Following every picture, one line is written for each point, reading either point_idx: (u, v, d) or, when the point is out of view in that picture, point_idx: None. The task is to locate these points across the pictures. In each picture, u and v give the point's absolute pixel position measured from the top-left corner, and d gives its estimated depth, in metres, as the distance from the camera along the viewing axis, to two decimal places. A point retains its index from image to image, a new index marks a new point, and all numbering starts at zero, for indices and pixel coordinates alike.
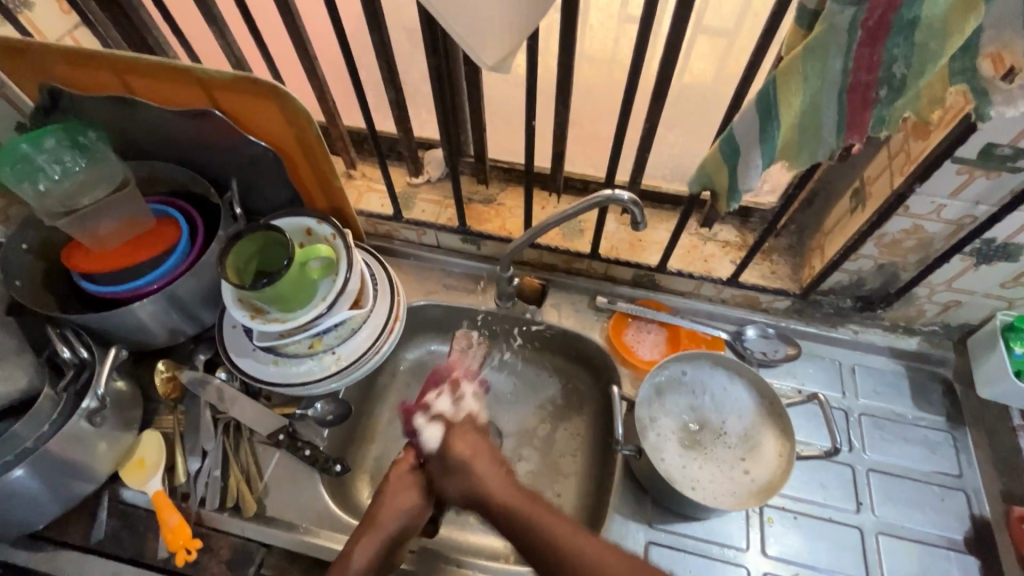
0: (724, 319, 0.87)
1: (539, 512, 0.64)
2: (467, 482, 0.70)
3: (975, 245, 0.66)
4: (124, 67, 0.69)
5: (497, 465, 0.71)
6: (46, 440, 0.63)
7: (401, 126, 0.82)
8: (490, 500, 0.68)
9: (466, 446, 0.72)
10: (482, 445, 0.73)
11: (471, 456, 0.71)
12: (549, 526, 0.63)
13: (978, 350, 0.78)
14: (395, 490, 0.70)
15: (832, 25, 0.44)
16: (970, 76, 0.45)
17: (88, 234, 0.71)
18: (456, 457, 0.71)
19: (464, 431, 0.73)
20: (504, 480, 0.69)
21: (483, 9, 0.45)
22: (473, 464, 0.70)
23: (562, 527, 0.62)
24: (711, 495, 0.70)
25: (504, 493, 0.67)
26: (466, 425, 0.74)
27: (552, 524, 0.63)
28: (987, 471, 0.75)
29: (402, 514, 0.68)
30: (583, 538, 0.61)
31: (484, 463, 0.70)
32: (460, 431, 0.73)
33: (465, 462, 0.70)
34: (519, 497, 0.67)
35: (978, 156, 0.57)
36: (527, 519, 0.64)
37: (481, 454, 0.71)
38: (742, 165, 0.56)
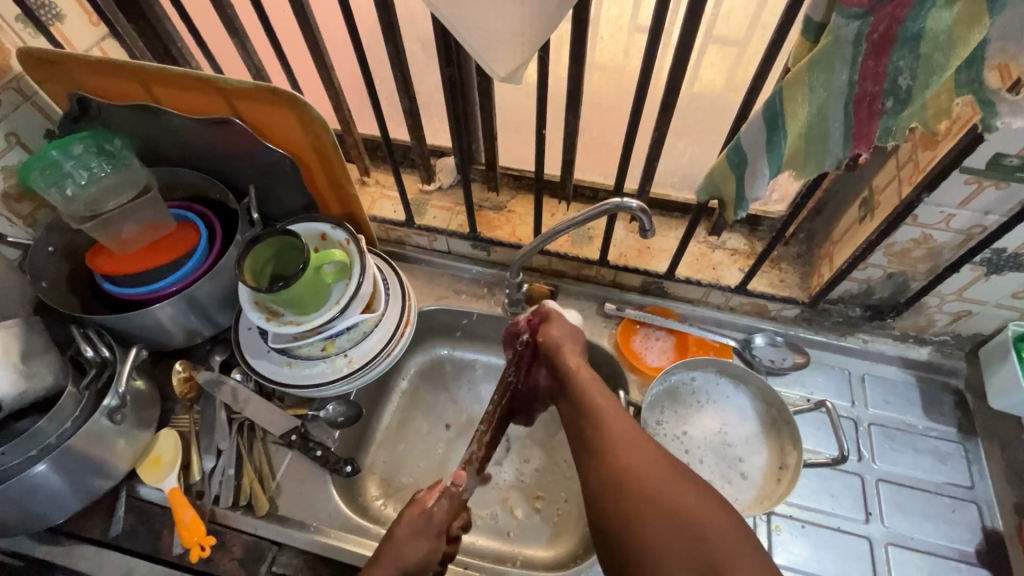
0: (732, 327, 0.87)
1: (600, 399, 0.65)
2: (551, 356, 0.72)
3: (985, 255, 0.66)
4: (149, 76, 0.71)
5: (580, 355, 0.72)
6: (67, 437, 0.65)
7: (414, 134, 0.84)
8: (564, 370, 0.70)
9: (555, 332, 0.74)
10: (574, 334, 0.75)
11: (568, 338, 0.74)
12: (603, 409, 0.64)
13: (990, 361, 0.77)
14: (401, 534, 0.62)
15: (838, 38, 0.45)
16: (975, 87, 0.45)
17: (112, 237, 0.74)
18: (553, 336, 0.74)
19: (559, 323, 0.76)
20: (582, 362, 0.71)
21: (495, 21, 0.47)
22: (563, 340, 0.73)
23: (613, 417, 0.63)
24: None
25: (579, 374, 0.69)
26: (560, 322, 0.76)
27: (606, 410, 0.63)
28: (999, 483, 0.74)
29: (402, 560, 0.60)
30: (628, 436, 0.60)
31: (572, 348, 0.73)
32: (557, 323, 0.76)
33: (556, 341, 0.73)
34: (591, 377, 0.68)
35: (987, 166, 0.57)
36: (586, 396, 0.66)
37: (572, 341, 0.74)
38: (749, 174, 0.57)
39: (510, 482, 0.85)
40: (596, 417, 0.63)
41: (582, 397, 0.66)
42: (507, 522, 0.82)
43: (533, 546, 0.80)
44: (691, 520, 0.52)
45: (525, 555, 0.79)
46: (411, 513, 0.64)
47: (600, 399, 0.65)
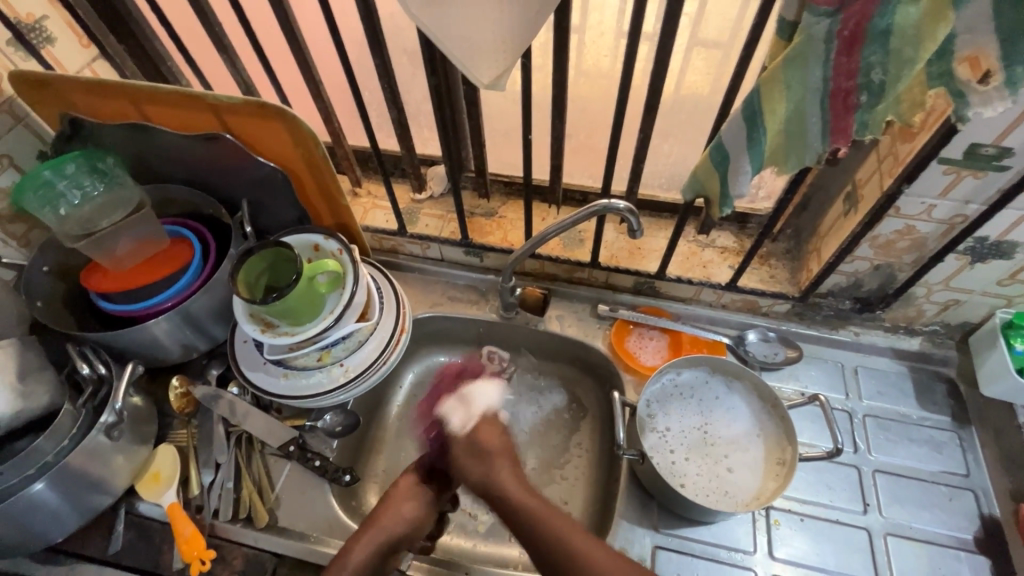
0: (725, 324, 0.88)
1: (552, 518, 0.67)
2: (484, 476, 0.74)
3: (969, 244, 0.67)
4: (140, 95, 0.73)
5: (513, 467, 0.74)
6: (65, 454, 0.65)
7: (404, 144, 0.85)
8: (504, 496, 0.71)
9: (488, 434, 0.76)
10: (502, 438, 0.77)
11: (497, 450, 0.75)
12: (556, 527, 0.66)
13: (980, 349, 0.78)
14: (400, 500, 0.73)
15: (811, 35, 0.46)
16: (947, 79, 0.46)
17: (106, 255, 0.74)
18: (481, 446, 0.75)
19: (490, 425, 0.78)
20: (516, 478, 0.73)
21: (477, 30, 0.48)
22: (489, 464, 0.74)
23: (567, 528, 0.66)
24: (699, 499, 0.69)
25: (520, 496, 0.70)
26: (491, 416, 0.78)
27: (571, 535, 0.65)
28: (995, 469, 0.75)
29: (406, 517, 0.72)
30: (597, 550, 0.63)
31: (504, 463, 0.74)
32: (485, 425, 0.77)
33: (489, 455, 0.74)
34: (531, 498, 0.70)
35: (964, 156, 0.58)
36: (539, 524, 0.67)
37: (505, 452, 0.75)
38: (732, 172, 0.58)
39: None
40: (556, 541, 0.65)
41: (532, 524, 0.67)
42: (508, 526, 0.82)
43: None
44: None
45: (526, 559, 0.79)
46: (407, 482, 0.76)
47: (550, 520, 0.67)
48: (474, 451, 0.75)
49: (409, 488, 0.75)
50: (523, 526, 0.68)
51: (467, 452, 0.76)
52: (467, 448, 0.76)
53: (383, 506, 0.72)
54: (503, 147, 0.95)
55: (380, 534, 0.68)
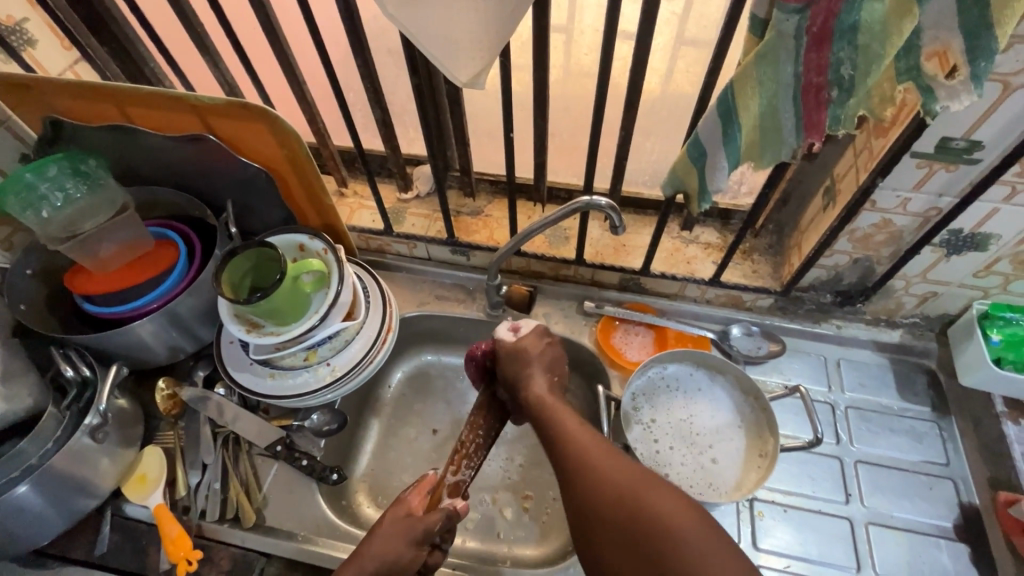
0: (710, 319, 0.89)
1: (563, 417, 0.64)
2: (516, 376, 0.71)
3: (944, 236, 0.68)
4: (122, 97, 0.72)
5: (550, 374, 0.71)
6: (48, 458, 0.65)
7: (389, 143, 0.85)
8: (531, 399, 0.68)
9: (532, 344, 0.72)
10: (547, 351, 0.73)
11: (539, 356, 0.71)
12: (569, 433, 0.61)
13: (958, 340, 0.79)
14: (388, 535, 0.62)
15: (780, 33, 0.47)
16: (915, 74, 0.47)
17: (89, 257, 0.74)
18: (521, 351, 0.72)
19: (535, 334, 0.74)
20: (549, 384, 0.69)
21: (454, 29, 0.49)
22: (526, 366, 0.70)
23: (572, 426, 0.62)
24: (684, 488, 0.70)
25: (546, 397, 0.67)
26: (543, 329, 0.75)
27: (575, 433, 0.61)
28: (974, 459, 0.76)
29: (391, 563, 0.60)
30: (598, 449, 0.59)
31: (541, 368, 0.71)
32: (533, 333, 0.74)
33: (527, 357, 0.71)
34: (558, 404, 0.66)
35: (936, 149, 0.59)
36: (557, 424, 0.63)
37: (545, 360, 0.72)
38: (709, 168, 0.58)
39: (499, 483, 0.85)
40: (566, 446, 0.60)
41: (550, 422, 0.64)
42: (496, 523, 0.82)
43: (522, 545, 0.80)
44: (677, 545, 0.48)
45: (515, 555, 0.80)
46: (397, 515, 0.64)
47: (565, 421, 0.63)
48: (516, 356, 0.72)
49: (400, 523, 0.63)
50: (544, 428, 0.64)
51: (508, 357, 0.72)
52: (509, 351, 0.72)
53: (368, 541, 0.61)
54: (488, 146, 0.96)
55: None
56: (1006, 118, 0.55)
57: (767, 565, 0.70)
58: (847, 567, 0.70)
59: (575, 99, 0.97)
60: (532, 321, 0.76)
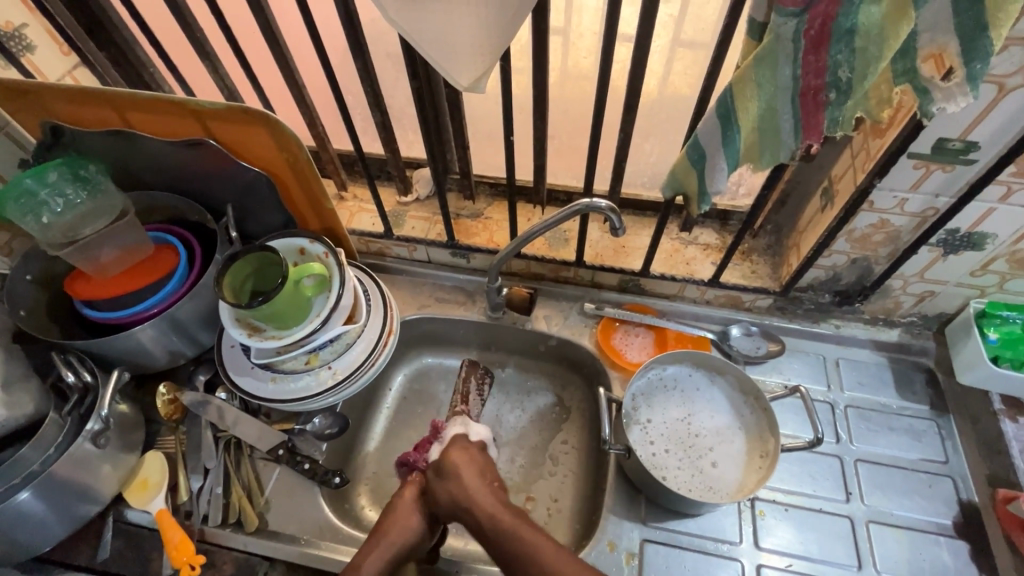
0: (710, 320, 0.89)
1: (518, 528, 0.67)
2: (459, 501, 0.71)
3: (941, 236, 0.68)
4: (122, 102, 0.72)
5: (487, 481, 0.73)
6: (50, 464, 0.65)
7: (389, 147, 0.85)
8: (481, 522, 0.69)
9: (459, 456, 0.75)
10: (477, 456, 0.76)
11: (468, 465, 0.73)
12: (536, 549, 0.64)
13: (955, 338, 0.80)
14: (404, 509, 0.72)
15: (779, 36, 0.47)
16: (912, 75, 0.48)
17: (89, 263, 0.74)
18: (451, 466, 0.74)
19: (460, 446, 0.76)
20: (495, 496, 0.71)
21: (455, 33, 0.49)
22: (462, 481, 0.72)
23: (530, 533, 0.66)
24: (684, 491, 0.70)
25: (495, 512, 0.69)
26: (464, 437, 0.78)
27: (530, 539, 0.65)
28: (973, 456, 0.77)
29: (412, 530, 0.70)
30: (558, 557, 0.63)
31: (475, 477, 0.73)
32: (460, 446, 0.76)
33: (458, 468, 0.73)
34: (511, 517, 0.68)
35: (932, 150, 0.60)
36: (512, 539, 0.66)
37: (476, 467, 0.74)
38: (709, 169, 0.59)
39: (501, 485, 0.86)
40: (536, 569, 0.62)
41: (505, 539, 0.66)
42: None
43: None
44: None
45: None
46: (410, 492, 0.74)
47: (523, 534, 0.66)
48: (444, 470, 0.74)
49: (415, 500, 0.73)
50: (501, 549, 0.66)
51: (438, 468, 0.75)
52: (437, 467, 0.75)
53: (387, 518, 0.71)
54: (488, 149, 0.96)
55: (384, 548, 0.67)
56: (1002, 118, 0.55)
57: (769, 563, 0.70)
58: (847, 566, 0.70)
59: (574, 101, 0.98)
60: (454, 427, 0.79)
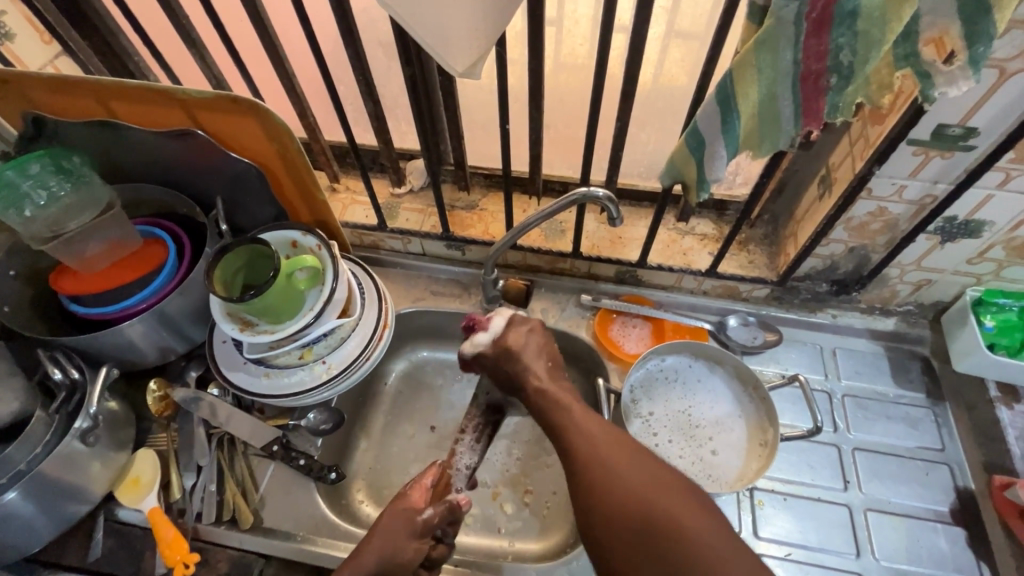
0: (707, 310, 0.89)
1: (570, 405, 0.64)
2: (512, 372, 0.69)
3: (938, 224, 0.68)
4: (106, 91, 0.70)
5: (546, 362, 0.70)
6: (38, 463, 0.63)
7: (381, 137, 0.84)
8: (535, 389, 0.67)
9: (518, 340, 0.70)
10: (537, 339, 0.72)
11: (529, 346, 0.70)
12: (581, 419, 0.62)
13: (951, 327, 0.80)
14: (391, 528, 0.64)
15: (780, 19, 0.46)
16: (913, 60, 0.47)
17: (75, 257, 0.72)
18: (511, 348, 0.70)
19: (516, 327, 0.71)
20: (547, 372, 0.69)
21: (451, 17, 0.47)
22: (517, 363, 0.69)
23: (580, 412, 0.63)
24: None
25: (547, 384, 0.67)
26: (526, 317, 0.73)
27: (578, 418, 0.62)
28: (969, 443, 0.77)
29: (392, 557, 0.62)
30: (597, 426, 0.61)
31: (537, 357, 0.70)
32: (515, 328, 0.71)
33: (516, 351, 0.69)
34: (563, 393, 0.66)
35: (932, 137, 0.59)
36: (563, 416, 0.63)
37: (536, 349, 0.70)
38: (708, 156, 0.58)
39: (498, 479, 0.85)
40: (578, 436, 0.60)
41: (551, 405, 0.65)
42: (497, 519, 0.82)
43: (522, 540, 0.80)
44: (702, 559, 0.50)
45: (516, 550, 0.79)
46: (395, 507, 0.66)
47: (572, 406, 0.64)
48: (504, 351, 0.69)
49: (399, 518, 0.65)
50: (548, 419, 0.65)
51: (501, 355, 0.70)
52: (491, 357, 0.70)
53: (369, 535, 0.63)
54: (482, 140, 0.95)
55: (358, 575, 0.60)
56: (1002, 104, 0.55)
57: (768, 553, 0.70)
58: (846, 554, 0.70)
59: (569, 90, 0.97)
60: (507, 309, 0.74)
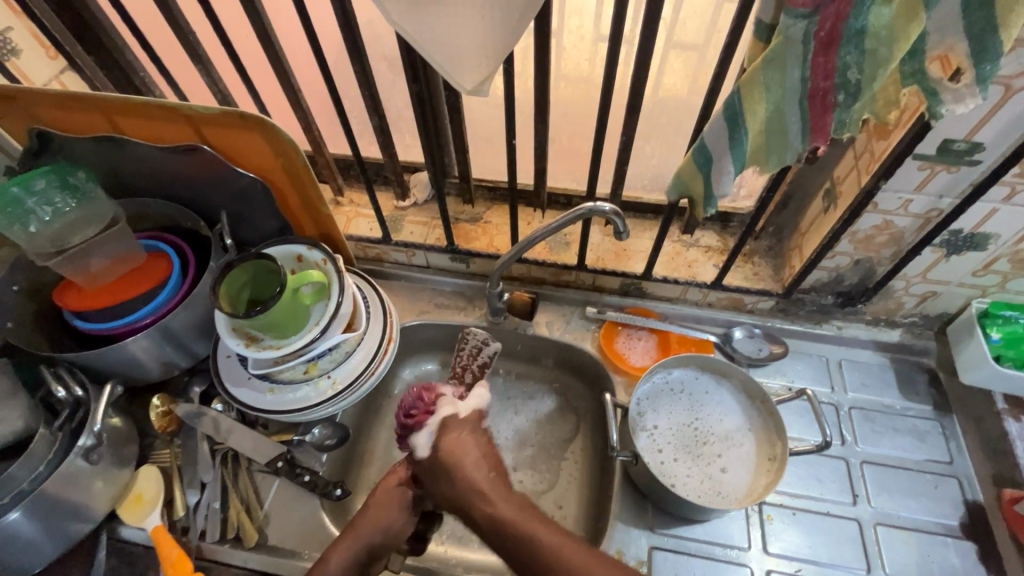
0: (712, 322, 0.89)
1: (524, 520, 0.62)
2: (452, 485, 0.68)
3: (944, 236, 0.68)
4: (112, 107, 0.70)
5: (487, 470, 0.68)
6: (41, 482, 0.63)
7: (386, 151, 0.84)
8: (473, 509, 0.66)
9: (455, 445, 0.69)
10: (473, 440, 0.71)
11: (467, 457, 0.69)
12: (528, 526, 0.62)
13: (958, 338, 0.80)
14: (383, 501, 0.69)
15: (787, 39, 0.46)
16: (920, 77, 0.48)
17: (80, 273, 0.72)
18: (446, 455, 0.69)
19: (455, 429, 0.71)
20: (497, 491, 0.66)
21: (459, 35, 0.48)
22: (462, 472, 0.68)
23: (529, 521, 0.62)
24: (691, 498, 0.69)
25: (502, 510, 0.64)
26: (458, 419, 0.72)
27: (529, 526, 0.62)
28: (977, 456, 0.76)
29: (384, 529, 0.67)
30: (547, 532, 0.61)
31: (473, 467, 0.68)
32: (451, 433, 0.71)
33: (452, 464, 0.68)
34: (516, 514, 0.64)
35: (937, 152, 0.59)
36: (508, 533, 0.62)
37: (475, 456, 0.69)
38: (715, 172, 0.58)
39: None
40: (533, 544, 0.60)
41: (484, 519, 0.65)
42: None
43: None
44: None
45: None
46: (387, 483, 0.71)
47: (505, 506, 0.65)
48: (443, 459, 0.69)
49: (391, 492, 0.70)
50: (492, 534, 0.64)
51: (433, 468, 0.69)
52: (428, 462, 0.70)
53: (363, 508, 0.69)
54: (486, 153, 0.95)
55: (353, 545, 0.65)
56: (1007, 120, 0.55)
57: (778, 569, 0.70)
58: (856, 569, 0.70)
59: (572, 102, 0.97)
60: (442, 413, 0.72)
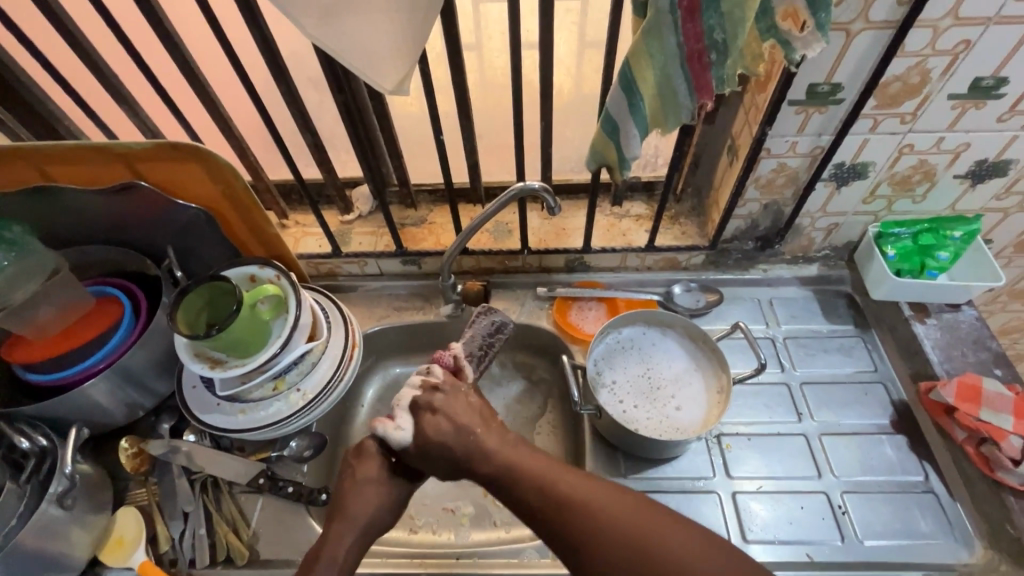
0: (653, 284, 0.96)
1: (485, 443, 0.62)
2: (465, 450, 0.61)
3: (831, 170, 0.78)
4: (41, 155, 0.71)
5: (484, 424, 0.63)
6: (13, 535, 0.61)
7: (324, 167, 0.87)
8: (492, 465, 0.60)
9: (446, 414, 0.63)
10: (465, 401, 0.65)
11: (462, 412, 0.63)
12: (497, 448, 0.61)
13: (863, 262, 0.90)
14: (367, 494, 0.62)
15: (658, 10, 0.54)
16: (774, 31, 0.55)
17: (26, 324, 0.72)
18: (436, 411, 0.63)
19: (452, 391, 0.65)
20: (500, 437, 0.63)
21: (375, 40, 0.52)
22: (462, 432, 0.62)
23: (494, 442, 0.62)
24: (653, 437, 0.75)
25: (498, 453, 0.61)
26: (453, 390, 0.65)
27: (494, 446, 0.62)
28: (895, 361, 0.86)
29: (375, 520, 0.61)
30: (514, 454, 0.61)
31: (474, 425, 0.63)
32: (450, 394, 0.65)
33: (460, 426, 0.62)
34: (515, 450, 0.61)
35: (807, 96, 0.69)
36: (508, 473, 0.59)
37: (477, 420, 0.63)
38: (624, 138, 0.65)
39: None
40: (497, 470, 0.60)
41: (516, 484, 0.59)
42: (491, 512, 0.84)
43: (519, 527, 0.83)
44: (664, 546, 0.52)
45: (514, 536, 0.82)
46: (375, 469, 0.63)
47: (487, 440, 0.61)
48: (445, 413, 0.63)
49: (377, 483, 0.62)
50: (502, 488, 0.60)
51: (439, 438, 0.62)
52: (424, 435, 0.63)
53: (351, 491, 0.62)
54: (421, 158, 1.00)
55: (348, 533, 0.59)
56: (854, 59, 0.65)
57: (743, 489, 0.76)
58: (810, 477, 0.77)
59: (495, 104, 1.04)
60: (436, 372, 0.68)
